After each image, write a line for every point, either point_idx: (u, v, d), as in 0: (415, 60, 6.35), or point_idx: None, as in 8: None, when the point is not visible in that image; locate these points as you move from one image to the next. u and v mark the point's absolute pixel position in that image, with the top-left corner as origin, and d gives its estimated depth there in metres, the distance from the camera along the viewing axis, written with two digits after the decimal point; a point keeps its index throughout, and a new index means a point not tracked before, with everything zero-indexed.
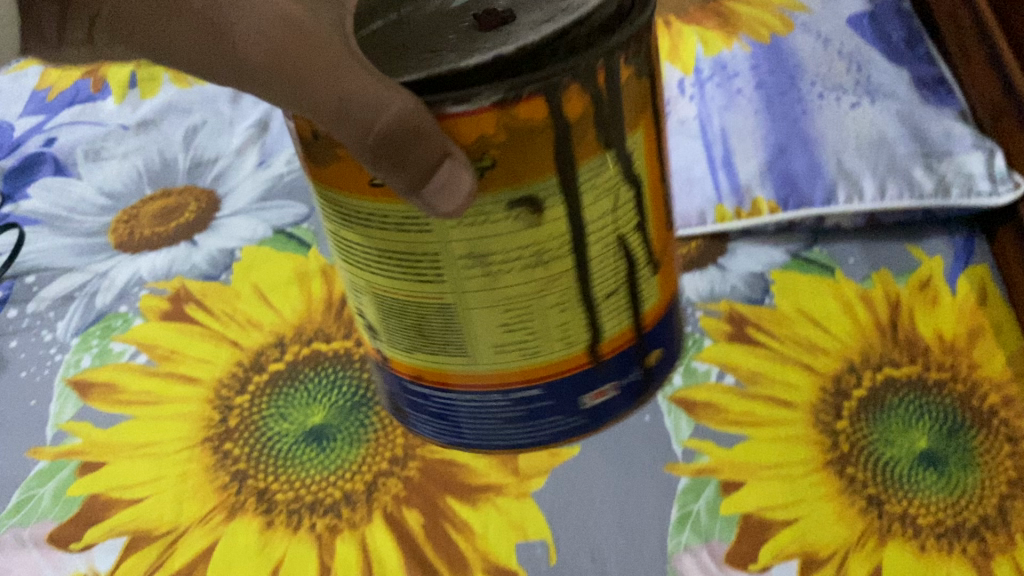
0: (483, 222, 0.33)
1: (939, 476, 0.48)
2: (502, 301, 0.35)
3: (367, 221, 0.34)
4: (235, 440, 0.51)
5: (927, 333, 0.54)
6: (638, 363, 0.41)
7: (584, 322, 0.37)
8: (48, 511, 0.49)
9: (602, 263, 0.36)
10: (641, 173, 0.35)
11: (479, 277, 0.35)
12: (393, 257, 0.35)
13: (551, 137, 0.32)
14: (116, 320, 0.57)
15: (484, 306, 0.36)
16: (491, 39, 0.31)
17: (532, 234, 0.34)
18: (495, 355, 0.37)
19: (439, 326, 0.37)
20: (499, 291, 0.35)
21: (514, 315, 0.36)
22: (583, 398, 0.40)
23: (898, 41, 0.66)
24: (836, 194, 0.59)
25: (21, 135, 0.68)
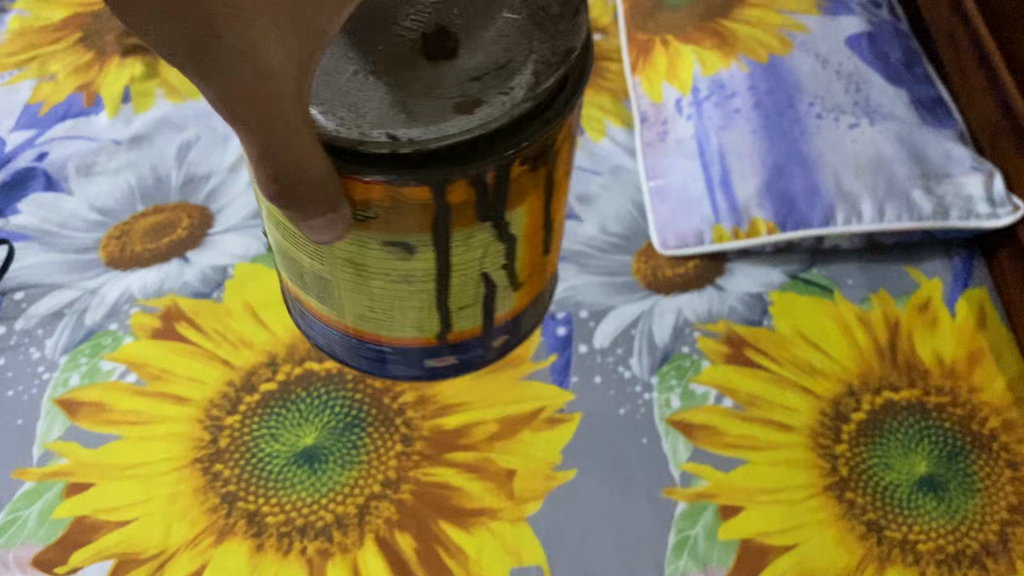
0: (363, 248, 0.37)
1: (939, 501, 0.48)
2: (367, 296, 0.40)
3: None
4: (225, 461, 0.50)
5: (927, 356, 0.54)
6: (482, 344, 0.45)
7: (434, 317, 0.41)
8: (34, 533, 0.48)
9: (470, 284, 0.40)
10: (518, 233, 0.38)
11: (352, 275, 0.38)
12: (284, 228, 0.38)
13: (432, 210, 0.34)
14: (106, 337, 0.56)
15: (351, 292, 0.40)
16: (428, 105, 0.32)
17: (402, 264, 0.37)
18: (361, 321, 0.42)
19: (314, 283, 0.41)
20: (367, 289, 0.39)
21: (376, 304, 0.40)
22: (428, 359, 0.45)
23: (896, 62, 0.66)
24: (834, 216, 0.58)
25: (12, 149, 0.67)
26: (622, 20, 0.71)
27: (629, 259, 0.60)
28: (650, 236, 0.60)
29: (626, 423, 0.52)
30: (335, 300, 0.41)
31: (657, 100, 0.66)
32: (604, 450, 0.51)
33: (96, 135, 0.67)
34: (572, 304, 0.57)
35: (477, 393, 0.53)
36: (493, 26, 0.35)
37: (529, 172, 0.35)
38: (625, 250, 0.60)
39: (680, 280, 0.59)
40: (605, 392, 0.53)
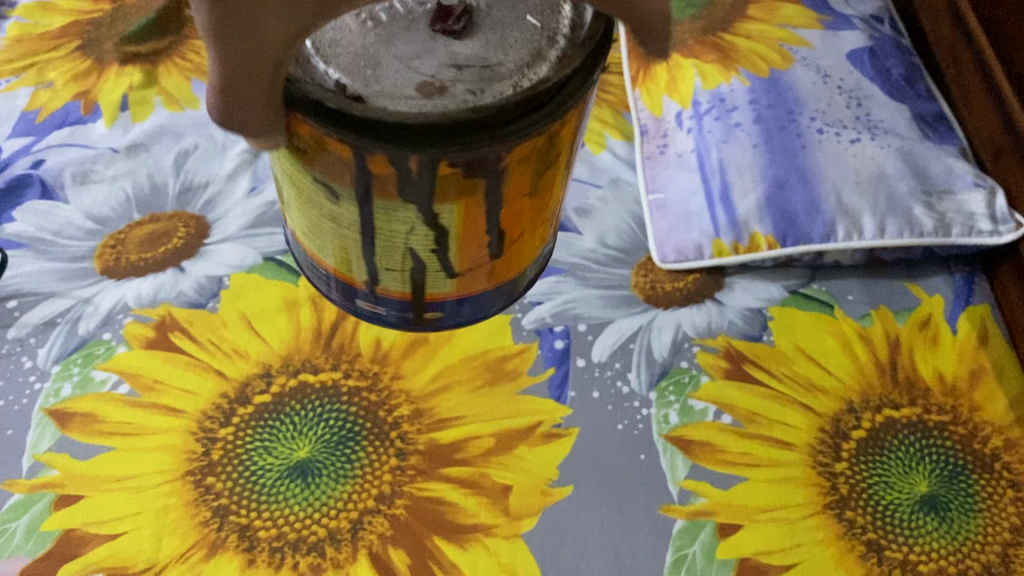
0: (295, 165, 0.32)
1: (940, 521, 0.47)
2: (303, 212, 0.36)
3: None
4: (217, 474, 0.49)
5: (928, 374, 0.53)
6: (413, 313, 0.40)
7: (360, 262, 0.37)
8: (21, 547, 0.48)
9: (398, 250, 0.35)
10: (448, 227, 0.34)
11: (291, 186, 0.35)
12: None
13: (350, 168, 0.30)
14: (99, 347, 0.56)
15: (294, 202, 0.36)
16: (395, 77, 0.29)
17: (329, 201, 0.33)
18: (307, 237, 0.38)
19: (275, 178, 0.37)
20: (303, 205, 0.35)
21: (312, 226, 0.36)
22: (361, 299, 0.40)
23: (898, 77, 0.66)
24: (835, 231, 0.58)
25: (8, 156, 0.66)
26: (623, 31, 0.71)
27: (629, 272, 0.59)
28: (649, 249, 0.60)
29: (624, 438, 0.52)
30: (291, 210, 0.38)
31: (657, 113, 0.65)
32: (602, 466, 0.51)
33: (92, 143, 0.67)
34: (569, 318, 0.57)
35: (474, 406, 0.52)
36: (519, 28, 0.31)
37: (462, 178, 0.30)
38: (624, 263, 0.60)
39: (679, 294, 0.58)
40: (602, 407, 0.53)
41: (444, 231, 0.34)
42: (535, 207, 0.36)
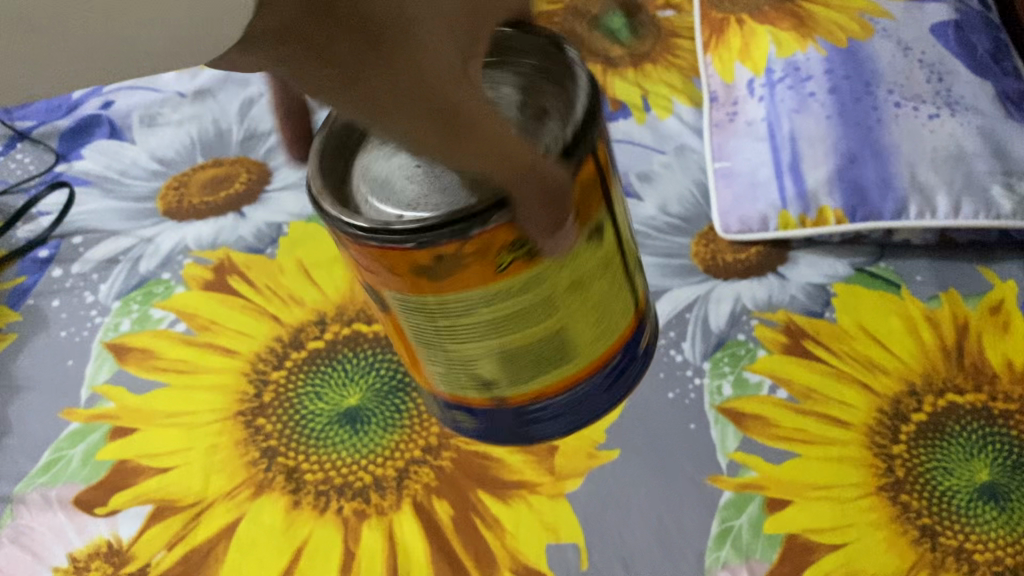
0: (525, 321, 0.36)
1: (1000, 512, 0.45)
2: (558, 338, 0.38)
3: (465, 311, 0.35)
4: (268, 415, 0.50)
5: (996, 359, 0.51)
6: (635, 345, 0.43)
7: (609, 309, 0.39)
8: (76, 473, 0.49)
9: (461, 364, 0.38)
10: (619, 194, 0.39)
11: (540, 321, 0.36)
12: (493, 333, 0.36)
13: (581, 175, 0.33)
14: (158, 286, 0.57)
15: (541, 337, 0.37)
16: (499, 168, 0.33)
17: (597, 259, 0.37)
18: (530, 381, 0.39)
19: (530, 360, 0.38)
20: (540, 335, 0.37)
21: (565, 342, 0.38)
22: (631, 353, 0.43)
23: (983, 53, 0.63)
24: (907, 209, 0.56)
25: (79, 96, 0.68)
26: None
27: (688, 241, 0.59)
28: (712, 220, 0.60)
29: (675, 408, 0.51)
30: (519, 370, 0.38)
31: (728, 80, 0.65)
32: (650, 435, 0.50)
33: (160, 88, 0.68)
34: None
35: None
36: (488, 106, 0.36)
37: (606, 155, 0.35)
38: (684, 231, 0.60)
39: (741, 266, 0.57)
40: (654, 375, 0.52)
41: (504, 353, 0.37)
42: (436, 287, 0.34)
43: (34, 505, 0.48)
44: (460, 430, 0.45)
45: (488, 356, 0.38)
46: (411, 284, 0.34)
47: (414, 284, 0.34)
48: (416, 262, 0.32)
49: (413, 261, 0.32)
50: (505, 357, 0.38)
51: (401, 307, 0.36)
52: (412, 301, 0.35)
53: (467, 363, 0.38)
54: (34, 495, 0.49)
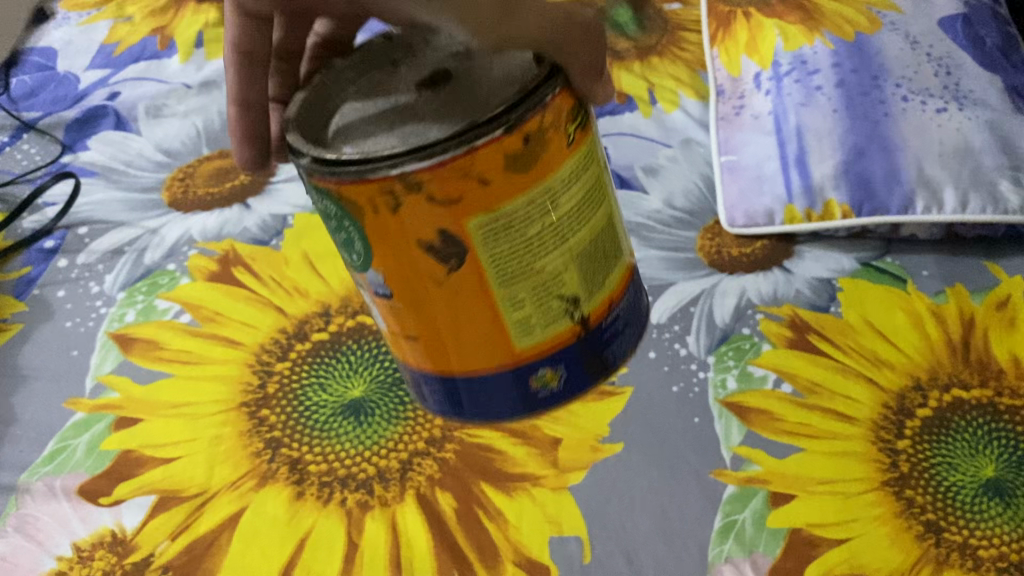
0: (575, 219, 0.34)
1: (1004, 507, 0.44)
2: (601, 241, 0.35)
3: (521, 222, 0.32)
4: (272, 407, 0.50)
5: (1002, 355, 0.51)
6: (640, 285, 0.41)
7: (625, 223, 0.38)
8: (81, 463, 0.49)
9: (544, 300, 0.34)
10: None
11: (582, 223, 0.34)
12: (550, 246, 0.33)
13: None
14: (162, 277, 0.57)
15: (590, 241, 0.35)
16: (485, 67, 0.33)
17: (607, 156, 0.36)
18: (592, 301, 0.36)
19: (585, 277, 0.35)
20: (589, 237, 0.35)
21: (607, 249, 0.36)
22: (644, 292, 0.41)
23: (992, 48, 0.63)
24: (914, 203, 0.56)
25: (84, 88, 0.69)
26: None
27: (695, 235, 0.59)
28: (718, 213, 0.59)
29: (679, 401, 0.51)
30: (580, 291, 0.35)
31: (735, 73, 0.65)
32: (653, 428, 0.50)
33: (167, 79, 0.69)
34: None
35: None
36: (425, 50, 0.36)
37: None
38: (689, 225, 0.60)
39: (746, 260, 0.57)
40: (658, 368, 0.52)
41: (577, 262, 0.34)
42: (509, 195, 0.31)
43: (39, 494, 0.48)
44: (525, 404, 0.38)
45: (551, 280, 0.34)
46: (479, 198, 0.31)
47: (487, 200, 0.31)
48: (490, 168, 0.31)
49: (494, 169, 0.31)
50: (580, 258, 0.34)
51: (468, 245, 0.32)
52: (485, 223, 0.32)
53: (541, 295, 0.34)
54: (39, 485, 0.49)
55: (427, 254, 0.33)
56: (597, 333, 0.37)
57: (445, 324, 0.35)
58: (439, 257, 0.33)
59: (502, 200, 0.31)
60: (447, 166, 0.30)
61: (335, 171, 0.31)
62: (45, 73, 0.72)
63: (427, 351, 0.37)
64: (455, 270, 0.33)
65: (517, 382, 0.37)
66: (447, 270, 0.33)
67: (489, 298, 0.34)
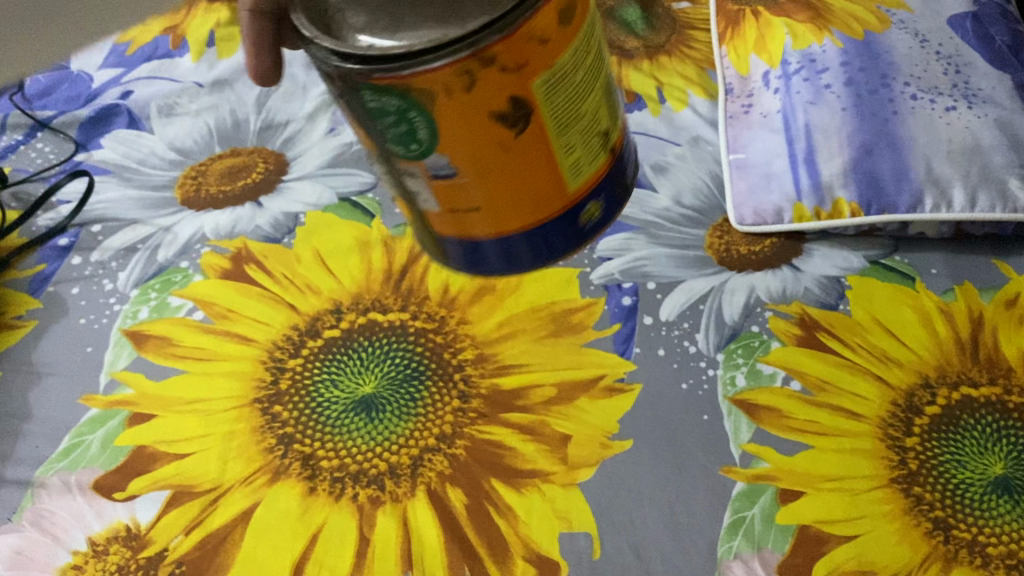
0: (596, 57, 0.33)
1: (1013, 505, 0.45)
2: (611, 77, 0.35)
3: (568, 69, 0.31)
4: (284, 403, 0.50)
5: (1011, 353, 0.51)
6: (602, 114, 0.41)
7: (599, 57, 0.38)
8: (96, 458, 0.50)
9: (592, 144, 0.34)
10: None
11: (601, 66, 0.34)
12: (589, 85, 0.33)
13: None
14: (175, 275, 0.58)
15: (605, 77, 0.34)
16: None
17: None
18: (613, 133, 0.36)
19: (608, 109, 0.35)
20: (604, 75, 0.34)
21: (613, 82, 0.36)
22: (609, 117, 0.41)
23: (1002, 46, 0.63)
24: (923, 201, 0.56)
25: (97, 86, 0.70)
26: None
27: (704, 233, 0.59)
28: (727, 211, 0.60)
29: (688, 398, 0.51)
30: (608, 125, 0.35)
31: (744, 72, 0.66)
32: (663, 425, 0.50)
33: (178, 77, 0.69)
34: (639, 276, 0.57)
35: (538, 356, 0.52)
36: None
37: None
38: (699, 223, 0.60)
39: (755, 258, 0.57)
40: (667, 365, 0.53)
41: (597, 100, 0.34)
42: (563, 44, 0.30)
43: (55, 489, 0.49)
44: (561, 247, 0.38)
45: (588, 119, 0.33)
46: (541, 59, 0.30)
47: (545, 62, 0.30)
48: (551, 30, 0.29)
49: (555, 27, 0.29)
50: (603, 92, 0.34)
51: (533, 105, 0.31)
52: (548, 80, 0.30)
53: (586, 137, 0.34)
54: (54, 480, 0.49)
55: (495, 124, 0.31)
56: (616, 168, 0.37)
57: (509, 193, 0.34)
58: (506, 123, 0.31)
59: (559, 54, 0.30)
60: (514, 36, 0.28)
61: (393, 70, 0.28)
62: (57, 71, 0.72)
63: (478, 219, 0.35)
64: (521, 133, 0.31)
65: (557, 233, 0.37)
66: (514, 134, 0.31)
67: (548, 146, 0.33)
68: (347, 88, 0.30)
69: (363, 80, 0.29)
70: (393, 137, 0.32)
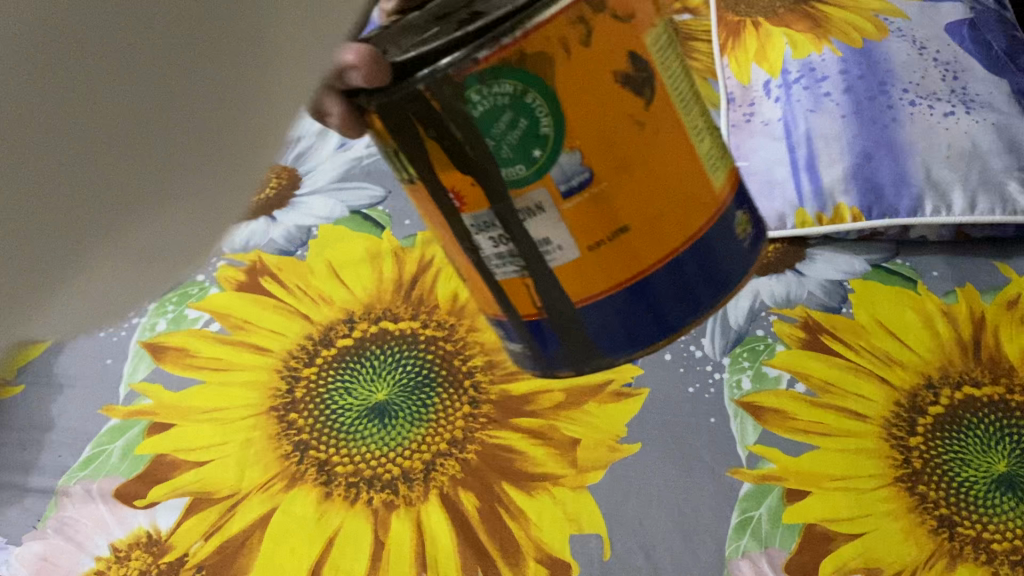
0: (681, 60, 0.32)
1: (1016, 501, 0.45)
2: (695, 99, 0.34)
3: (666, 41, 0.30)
4: (299, 410, 0.51)
5: (1014, 353, 0.51)
6: None
7: None
8: (116, 467, 0.51)
9: (707, 141, 0.31)
10: None
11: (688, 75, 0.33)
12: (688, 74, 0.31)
13: None
14: (192, 288, 0.59)
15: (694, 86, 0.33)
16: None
17: None
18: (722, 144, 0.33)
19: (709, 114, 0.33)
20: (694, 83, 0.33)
21: None
22: None
23: (999, 52, 0.64)
24: (923, 205, 0.57)
25: None
26: (714, 4, 0.73)
27: None
28: None
29: (693, 401, 0.52)
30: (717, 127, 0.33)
31: (745, 81, 0.67)
32: (669, 427, 0.51)
33: None
34: None
35: None
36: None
37: None
38: None
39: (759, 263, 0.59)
40: (673, 369, 0.54)
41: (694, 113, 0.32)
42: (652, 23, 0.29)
43: (77, 497, 0.50)
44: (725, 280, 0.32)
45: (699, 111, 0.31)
46: (643, 17, 0.28)
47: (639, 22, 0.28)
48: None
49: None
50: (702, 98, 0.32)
51: (651, 65, 0.28)
52: (652, 37, 0.28)
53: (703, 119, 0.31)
54: (76, 488, 0.51)
55: (623, 89, 0.27)
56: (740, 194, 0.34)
57: (652, 189, 0.29)
58: (633, 89, 0.28)
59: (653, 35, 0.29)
60: None
61: (494, 40, 0.25)
62: None
63: (629, 246, 0.29)
64: (651, 101, 0.28)
65: (714, 248, 0.31)
66: (644, 106, 0.28)
67: (678, 127, 0.29)
68: (446, 104, 0.26)
69: (464, 73, 0.26)
70: (507, 156, 0.27)
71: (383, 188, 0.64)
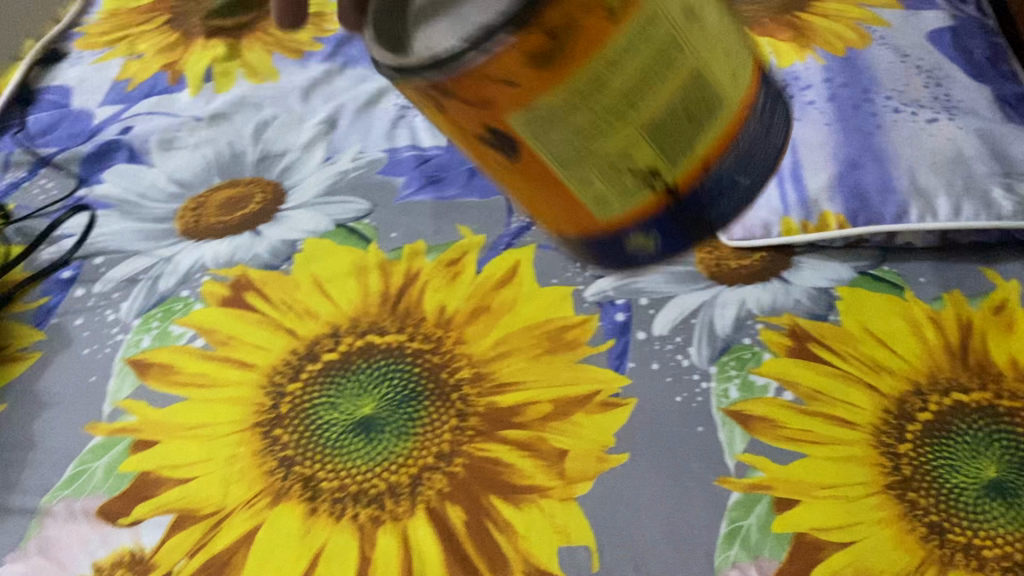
0: (643, 84, 0.28)
1: (1007, 507, 0.45)
2: (686, 104, 0.30)
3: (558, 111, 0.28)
4: (285, 426, 0.51)
5: (1001, 358, 0.51)
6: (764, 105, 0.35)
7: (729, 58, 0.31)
8: (100, 485, 0.51)
9: (622, 178, 0.31)
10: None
11: (663, 88, 0.29)
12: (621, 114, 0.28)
13: None
14: (176, 303, 0.59)
15: (671, 94, 0.29)
16: None
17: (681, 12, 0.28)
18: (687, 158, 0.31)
19: (679, 130, 0.30)
20: (665, 97, 0.29)
21: (696, 108, 0.30)
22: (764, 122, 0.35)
23: (981, 59, 0.65)
24: (908, 212, 0.57)
25: (99, 123, 0.73)
26: None
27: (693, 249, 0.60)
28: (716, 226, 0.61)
29: (682, 410, 0.52)
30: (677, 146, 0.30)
31: None
32: (658, 437, 0.51)
33: (177, 112, 0.73)
34: (631, 292, 0.58)
35: (534, 372, 0.53)
36: None
37: None
38: None
39: (744, 271, 0.58)
40: (660, 379, 0.53)
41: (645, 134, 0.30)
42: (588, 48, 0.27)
43: (59, 516, 0.50)
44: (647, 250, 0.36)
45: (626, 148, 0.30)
46: (510, 98, 0.28)
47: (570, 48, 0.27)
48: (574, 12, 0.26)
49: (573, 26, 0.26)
50: (646, 136, 0.29)
51: (519, 139, 0.29)
52: (520, 120, 0.29)
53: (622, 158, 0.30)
54: (59, 507, 0.50)
55: (489, 143, 0.30)
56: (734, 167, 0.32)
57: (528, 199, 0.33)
58: (496, 146, 0.30)
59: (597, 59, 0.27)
60: (462, 80, 0.27)
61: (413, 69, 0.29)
62: (60, 109, 0.75)
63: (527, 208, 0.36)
64: (513, 157, 0.30)
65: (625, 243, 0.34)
66: (509, 158, 0.31)
67: (550, 174, 0.31)
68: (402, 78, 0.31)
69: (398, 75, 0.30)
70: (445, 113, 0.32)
71: (369, 201, 0.64)
